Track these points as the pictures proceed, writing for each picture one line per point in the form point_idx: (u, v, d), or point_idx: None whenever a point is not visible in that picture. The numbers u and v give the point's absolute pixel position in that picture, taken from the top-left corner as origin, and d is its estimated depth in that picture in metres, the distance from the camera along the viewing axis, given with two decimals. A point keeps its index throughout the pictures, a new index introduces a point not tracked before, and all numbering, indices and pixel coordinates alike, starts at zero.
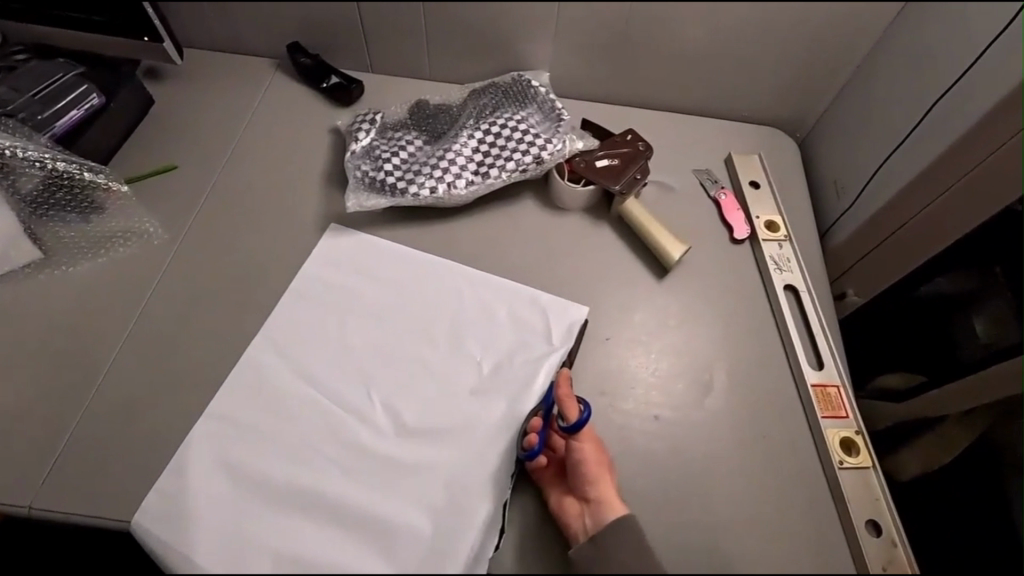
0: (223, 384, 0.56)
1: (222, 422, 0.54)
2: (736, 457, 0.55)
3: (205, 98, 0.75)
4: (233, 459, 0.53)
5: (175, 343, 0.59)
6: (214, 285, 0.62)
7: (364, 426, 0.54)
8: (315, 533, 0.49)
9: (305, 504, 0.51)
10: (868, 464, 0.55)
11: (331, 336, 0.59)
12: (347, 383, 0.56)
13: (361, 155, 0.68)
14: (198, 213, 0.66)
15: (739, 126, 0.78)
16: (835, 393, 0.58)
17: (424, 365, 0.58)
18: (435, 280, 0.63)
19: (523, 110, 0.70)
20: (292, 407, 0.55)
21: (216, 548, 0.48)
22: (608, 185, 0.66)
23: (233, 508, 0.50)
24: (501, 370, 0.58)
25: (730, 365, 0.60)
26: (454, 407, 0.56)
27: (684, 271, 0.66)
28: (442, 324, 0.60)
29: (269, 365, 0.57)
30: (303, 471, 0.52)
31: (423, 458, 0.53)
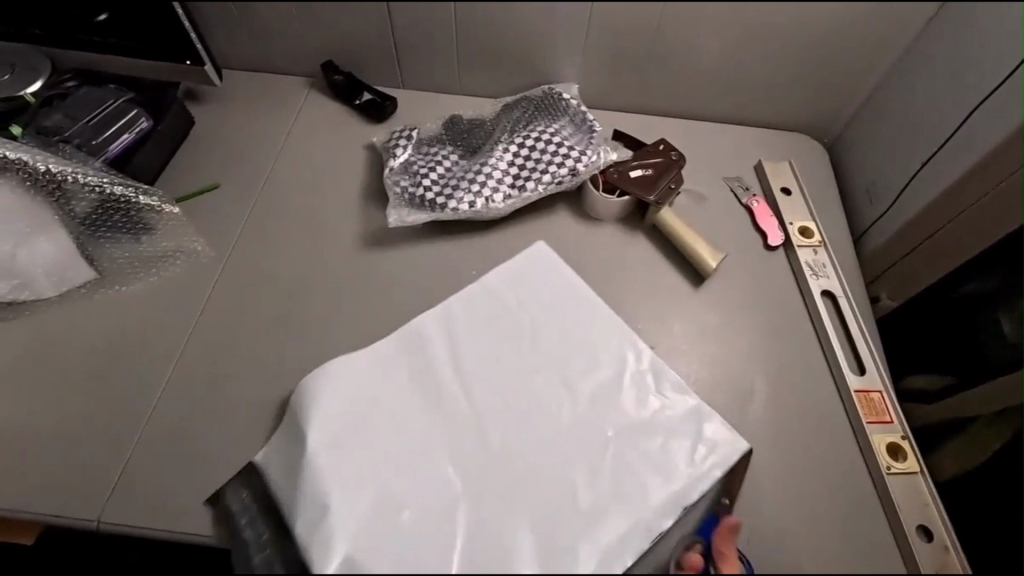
0: (359, 336, 0.58)
1: (317, 432, 0.52)
2: (783, 465, 0.56)
3: (244, 119, 0.77)
4: (341, 414, 0.53)
5: (225, 359, 0.60)
6: (262, 302, 0.63)
7: (462, 427, 0.53)
8: (376, 522, 0.48)
9: (402, 528, 0.48)
10: (915, 469, 0.55)
11: (431, 350, 0.57)
12: (465, 381, 0.55)
13: (399, 172, 0.69)
14: (244, 231, 0.68)
15: (765, 133, 0.79)
16: (879, 399, 0.58)
17: (533, 389, 0.55)
18: (538, 301, 0.60)
19: (555, 122, 0.72)
20: (391, 421, 0.53)
21: (301, 517, 0.49)
22: (643, 195, 0.66)
23: (326, 526, 0.48)
24: (615, 404, 0.55)
25: (771, 372, 0.61)
26: (565, 437, 0.53)
27: (721, 279, 0.66)
28: (548, 345, 0.58)
29: (366, 373, 0.55)
30: (387, 455, 0.51)
31: (530, 491, 0.51)
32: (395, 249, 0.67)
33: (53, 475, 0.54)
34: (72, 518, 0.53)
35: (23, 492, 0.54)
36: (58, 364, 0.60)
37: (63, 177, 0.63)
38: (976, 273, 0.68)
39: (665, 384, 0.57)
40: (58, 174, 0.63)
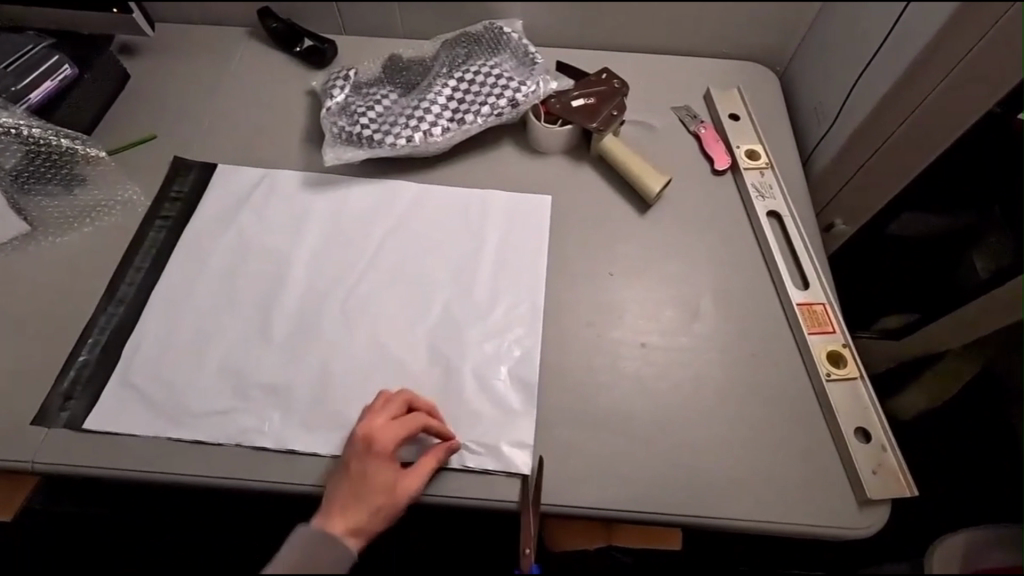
0: (255, 202, 0.64)
1: (189, 284, 0.59)
2: (727, 378, 0.56)
3: (182, 69, 0.75)
4: (207, 261, 0.60)
5: (156, 301, 0.58)
6: (199, 246, 0.61)
7: (295, 292, 0.58)
8: (178, 348, 0.55)
9: (202, 388, 0.53)
10: (856, 374, 0.54)
11: (318, 250, 0.61)
12: (322, 263, 0.60)
13: (337, 112, 0.68)
14: (178, 178, 0.66)
15: (717, 63, 0.77)
16: (821, 310, 0.58)
17: (373, 322, 0.57)
18: (455, 222, 0.63)
19: (496, 56, 0.70)
20: (256, 299, 0.58)
21: (143, 325, 0.57)
22: (585, 123, 0.65)
23: (120, 362, 0.55)
24: (447, 335, 0.56)
25: (717, 291, 0.60)
26: (373, 368, 0.54)
27: (669, 205, 0.66)
28: (416, 275, 0.60)
29: (258, 251, 0.61)
30: (228, 299, 0.58)
31: (304, 402, 0.53)
32: (332, 188, 0.65)
33: None
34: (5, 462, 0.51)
35: None
36: None
37: None
38: (912, 211, 0.72)
39: (526, 336, 0.57)
40: None
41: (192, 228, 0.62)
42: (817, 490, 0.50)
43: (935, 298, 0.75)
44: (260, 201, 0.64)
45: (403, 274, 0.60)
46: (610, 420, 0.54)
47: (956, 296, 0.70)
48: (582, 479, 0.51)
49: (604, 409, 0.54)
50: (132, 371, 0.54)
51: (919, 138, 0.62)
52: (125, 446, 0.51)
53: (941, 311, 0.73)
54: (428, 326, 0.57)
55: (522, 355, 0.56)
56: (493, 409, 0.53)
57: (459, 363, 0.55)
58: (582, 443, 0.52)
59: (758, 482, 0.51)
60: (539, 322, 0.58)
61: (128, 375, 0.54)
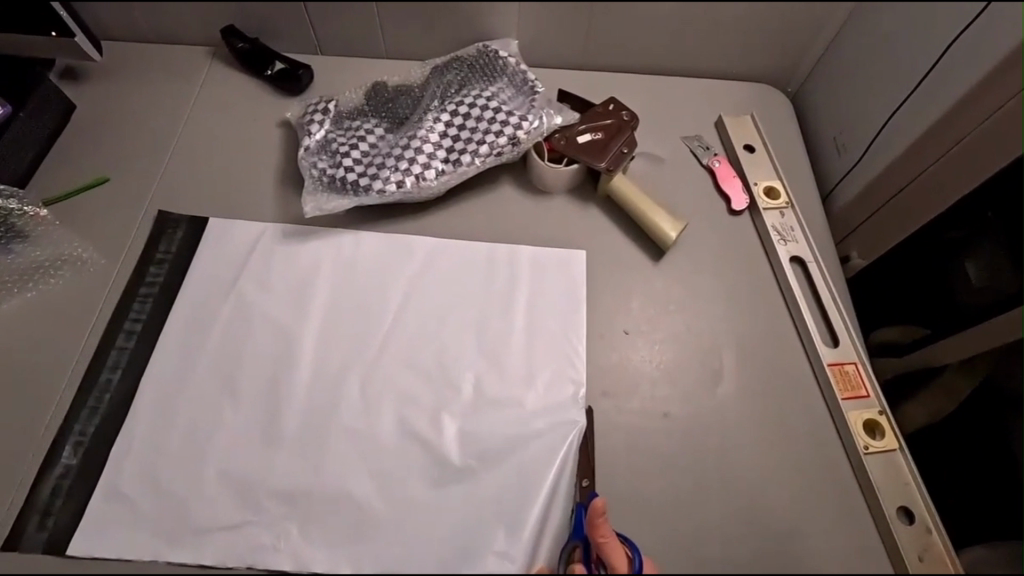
0: (248, 266, 0.58)
1: (180, 372, 0.53)
2: (755, 449, 0.51)
3: (138, 96, 0.67)
4: (201, 341, 0.54)
5: (143, 392, 0.52)
6: (189, 321, 0.55)
7: (302, 375, 0.53)
8: (175, 448, 0.50)
9: (204, 498, 0.48)
10: (894, 446, 0.51)
11: (325, 327, 0.55)
12: (329, 338, 0.55)
13: (317, 151, 0.60)
14: (164, 237, 0.59)
15: (727, 85, 0.72)
16: (853, 371, 0.53)
17: (392, 411, 0.52)
18: (476, 285, 0.57)
19: (493, 85, 0.64)
20: (260, 387, 0.52)
21: (131, 422, 0.51)
22: (592, 163, 0.59)
23: (108, 470, 0.49)
24: (472, 419, 0.51)
25: (741, 349, 0.56)
26: (394, 467, 0.49)
27: (685, 251, 0.61)
28: (435, 353, 0.54)
29: (257, 330, 0.55)
30: (226, 387, 0.52)
31: (318, 509, 0.48)
32: (333, 243, 0.59)
33: None
34: None
35: None
36: None
37: None
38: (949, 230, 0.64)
39: (559, 413, 0.51)
40: None
41: (183, 304, 0.56)
42: None
43: (937, 312, 0.69)
44: (254, 267, 0.58)
45: (419, 347, 0.54)
46: (631, 505, 0.49)
47: (963, 315, 0.65)
48: None
49: (623, 493, 0.49)
50: (123, 479, 0.49)
51: (952, 177, 0.58)
52: None
53: (949, 327, 0.67)
54: (451, 414, 0.51)
55: (561, 440, 0.50)
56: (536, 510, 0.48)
57: (489, 452, 0.50)
58: None
59: None
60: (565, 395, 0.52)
61: (118, 483, 0.48)
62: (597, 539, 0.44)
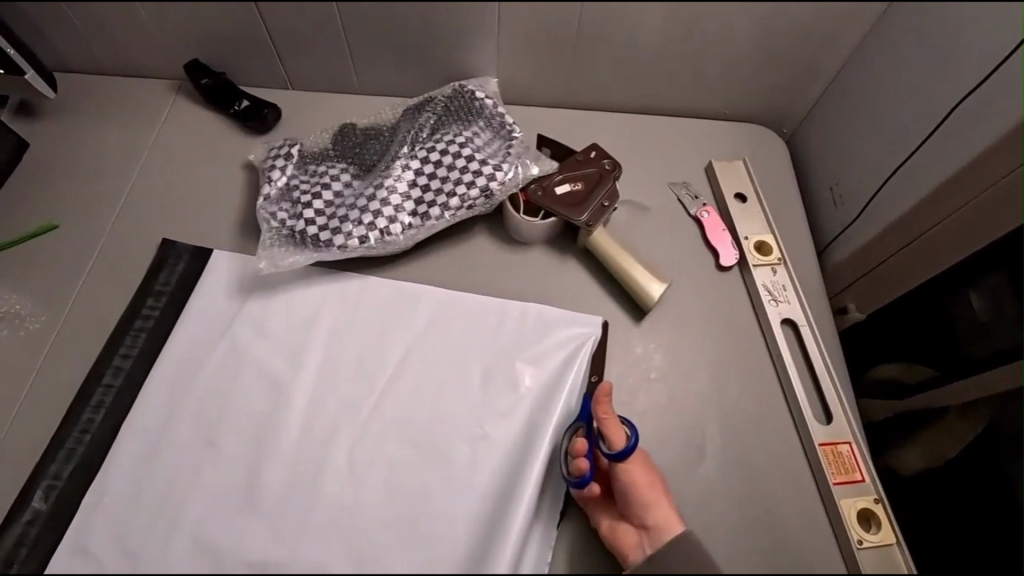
0: (245, 308, 0.54)
1: (158, 431, 0.49)
2: (739, 540, 0.47)
3: (94, 135, 0.64)
4: (187, 388, 0.51)
5: (123, 437, 0.49)
6: (176, 363, 0.52)
7: (292, 433, 0.49)
8: (150, 505, 0.46)
9: (172, 563, 0.44)
10: (891, 540, 0.46)
11: (316, 387, 0.51)
12: (324, 393, 0.51)
13: (278, 199, 0.57)
14: (162, 270, 0.56)
15: (719, 126, 0.68)
16: (848, 452, 0.49)
17: (381, 487, 0.47)
18: (485, 337, 0.54)
19: (468, 129, 0.60)
20: (245, 442, 0.49)
21: (108, 470, 0.48)
22: (570, 217, 0.56)
23: (77, 521, 0.46)
24: (470, 487, 0.48)
25: (726, 423, 0.52)
26: (379, 546, 0.45)
27: (669, 311, 0.57)
28: (432, 422, 0.50)
29: (243, 389, 0.51)
30: (209, 441, 0.49)
31: None
32: (335, 286, 0.56)
33: None
34: None
35: None
36: None
37: None
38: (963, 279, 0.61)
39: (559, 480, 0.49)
40: None
41: (169, 351, 0.52)
42: None
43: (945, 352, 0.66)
44: (244, 317, 0.54)
45: (417, 407, 0.50)
46: None
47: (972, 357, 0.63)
48: None
49: None
50: (94, 532, 0.46)
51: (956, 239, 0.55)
52: None
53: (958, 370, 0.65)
54: (447, 494, 0.47)
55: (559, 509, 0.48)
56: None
57: (486, 520, 0.46)
58: None
59: None
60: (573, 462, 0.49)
61: (88, 536, 0.46)
62: (601, 416, 0.47)
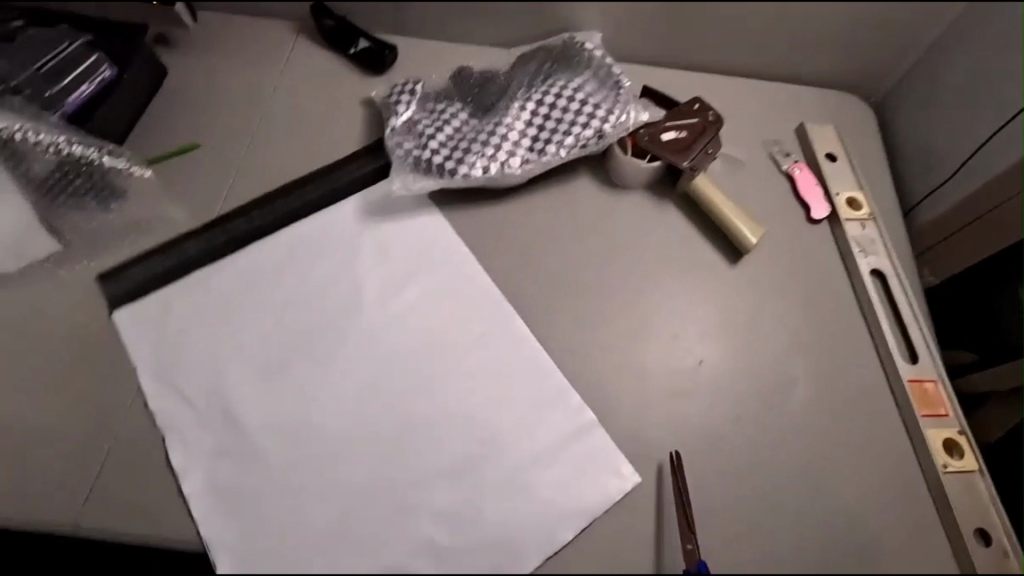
0: (361, 227, 0.59)
1: (257, 309, 0.54)
2: (826, 462, 0.52)
3: (223, 66, 0.68)
4: (290, 279, 0.56)
5: (230, 294, 0.55)
6: (295, 246, 0.58)
7: (371, 347, 0.53)
8: (232, 355, 0.52)
9: (236, 408, 0.50)
10: (973, 467, 0.51)
11: (406, 311, 0.55)
12: (411, 319, 0.55)
13: (403, 132, 0.61)
14: (302, 186, 0.62)
15: (809, 90, 0.71)
16: (933, 389, 0.53)
17: (439, 413, 0.51)
18: (596, 272, 0.59)
19: (577, 76, 0.63)
20: (328, 341, 0.53)
21: (204, 311, 0.54)
22: (676, 161, 0.59)
23: (166, 341, 0.52)
24: (529, 424, 0.51)
25: (816, 361, 0.56)
26: (414, 469, 0.49)
27: (761, 257, 0.60)
28: (510, 360, 0.53)
29: (337, 296, 0.55)
30: (295, 329, 0.54)
31: (321, 483, 0.48)
32: (439, 224, 0.59)
33: (22, 474, 0.49)
34: (49, 517, 0.48)
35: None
36: (23, 349, 0.53)
37: (10, 135, 0.57)
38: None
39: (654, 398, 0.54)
40: (6, 132, 0.57)
41: (278, 243, 0.57)
42: None
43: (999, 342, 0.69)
44: (344, 233, 0.58)
45: (492, 341, 0.54)
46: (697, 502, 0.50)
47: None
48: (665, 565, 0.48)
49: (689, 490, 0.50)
50: (181, 353, 0.52)
51: None
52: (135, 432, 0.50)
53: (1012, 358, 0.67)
54: (512, 420, 0.51)
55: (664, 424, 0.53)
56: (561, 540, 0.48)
57: (539, 450, 0.50)
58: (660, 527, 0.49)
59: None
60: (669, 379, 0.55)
61: (174, 353, 0.52)
62: None
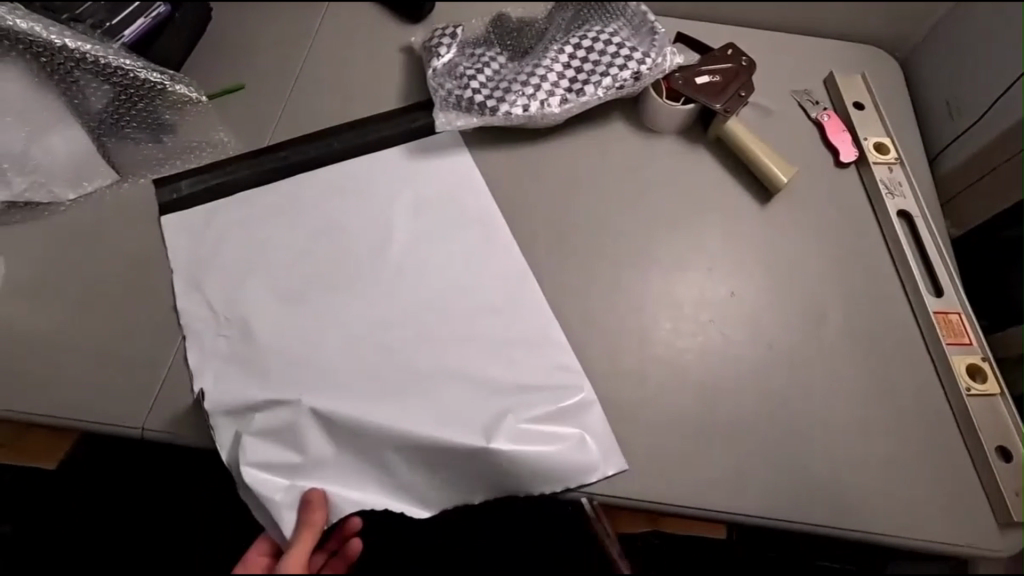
0: (393, 165, 0.61)
1: (282, 237, 0.57)
2: (856, 387, 0.54)
3: (265, 12, 0.70)
4: (319, 209, 0.59)
5: (261, 221, 0.58)
6: (332, 182, 0.60)
7: (393, 275, 0.56)
8: (263, 270, 0.56)
9: (263, 317, 0.53)
10: (996, 391, 0.53)
11: (427, 243, 0.58)
12: (434, 251, 0.57)
13: (444, 73, 0.63)
14: (343, 131, 0.63)
15: (838, 42, 0.72)
16: (957, 320, 0.56)
17: (453, 338, 0.53)
18: (631, 210, 0.61)
19: (613, 23, 0.65)
20: (352, 268, 0.56)
21: (236, 229, 0.57)
22: (710, 103, 0.61)
23: (202, 255, 0.56)
24: (544, 350, 0.53)
25: (845, 293, 0.58)
26: (426, 386, 0.51)
27: (791, 197, 0.62)
28: (527, 292, 0.56)
29: (363, 226, 0.58)
30: (322, 253, 0.57)
31: (337, 390, 0.51)
32: (467, 164, 0.62)
33: (83, 383, 0.51)
34: (114, 424, 0.50)
35: (62, 399, 0.50)
36: (81, 270, 0.55)
37: (80, 55, 0.56)
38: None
39: (686, 326, 0.56)
40: (76, 52, 0.56)
41: (309, 179, 0.60)
42: (952, 509, 0.49)
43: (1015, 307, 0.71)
44: (372, 175, 0.60)
45: (510, 272, 0.57)
46: (730, 422, 0.52)
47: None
48: (702, 481, 0.50)
49: (722, 411, 0.52)
50: (216, 264, 0.56)
51: None
52: (165, 330, 0.53)
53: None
54: (522, 351, 0.53)
55: (698, 350, 0.55)
56: (546, 468, 0.49)
57: (553, 374, 0.52)
58: (696, 443, 0.51)
59: (886, 496, 0.50)
60: (703, 311, 0.57)
61: (210, 261, 0.56)
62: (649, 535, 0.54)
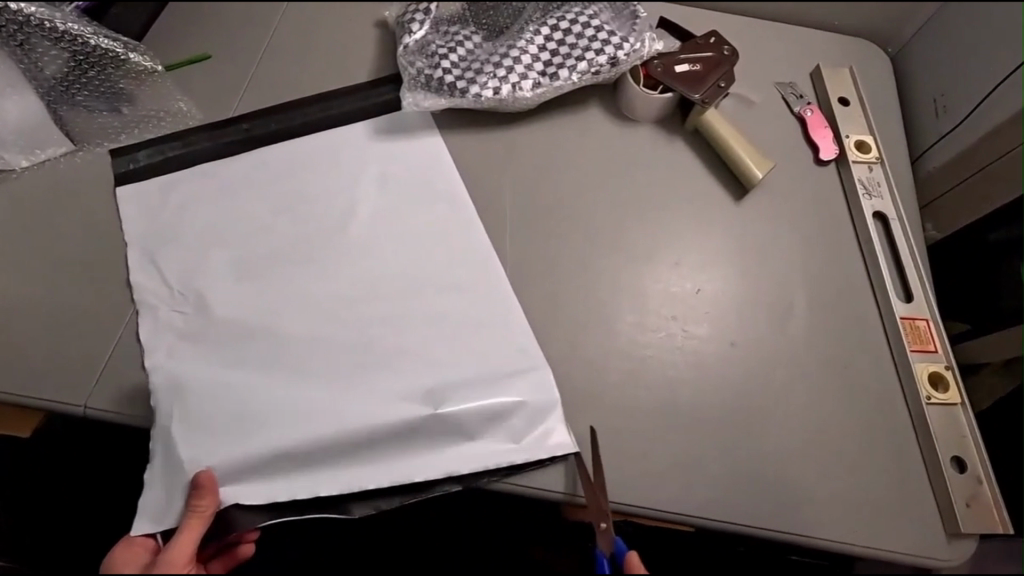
0: (361, 142, 0.60)
1: (238, 207, 0.56)
2: (817, 390, 0.53)
3: None
4: (280, 182, 0.57)
5: (219, 194, 0.56)
6: (295, 158, 0.58)
7: (352, 253, 0.55)
8: (216, 239, 0.55)
9: (213, 288, 0.53)
10: (957, 400, 0.53)
11: (387, 221, 0.56)
12: (394, 230, 0.56)
13: (415, 51, 0.61)
14: (309, 107, 0.61)
15: (829, 34, 0.70)
16: (925, 326, 0.55)
17: (408, 319, 0.52)
18: (602, 200, 0.59)
19: (593, 5, 0.63)
20: (309, 242, 0.55)
21: (191, 198, 0.56)
22: (688, 92, 0.59)
23: (156, 225, 0.55)
24: (500, 339, 0.52)
25: (814, 295, 0.57)
26: (380, 363, 0.51)
27: (766, 194, 0.60)
28: (486, 278, 0.54)
29: (324, 200, 0.57)
30: (279, 225, 0.55)
31: (287, 365, 0.50)
32: (436, 145, 0.60)
33: (27, 355, 0.50)
34: (57, 401, 0.49)
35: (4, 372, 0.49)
36: (31, 240, 0.54)
37: (27, 19, 0.56)
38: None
39: (650, 322, 0.55)
40: (21, 15, 0.56)
41: (272, 153, 0.58)
42: (903, 515, 0.49)
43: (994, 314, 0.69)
44: (337, 152, 0.59)
45: (471, 255, 0.55)
46: (687, 421, 0.51)
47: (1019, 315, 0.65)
48: (654, 480, 0.49)
49: (680, 409, 0.52)
50: (170, 232, 0.55)
51: None
52: (114, 302, 0.52)
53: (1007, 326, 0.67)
54: (476, 338, 0.52)
55: (659, 347, 0.54)
56: (492, 455, 0.48)
57: (507, 364, 0.51)
58: (652, 442, 0.50)
59: (839, 501, 0.49)
60: (668, 307, 0.55)
61: (164, 227, 0.55)
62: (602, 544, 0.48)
